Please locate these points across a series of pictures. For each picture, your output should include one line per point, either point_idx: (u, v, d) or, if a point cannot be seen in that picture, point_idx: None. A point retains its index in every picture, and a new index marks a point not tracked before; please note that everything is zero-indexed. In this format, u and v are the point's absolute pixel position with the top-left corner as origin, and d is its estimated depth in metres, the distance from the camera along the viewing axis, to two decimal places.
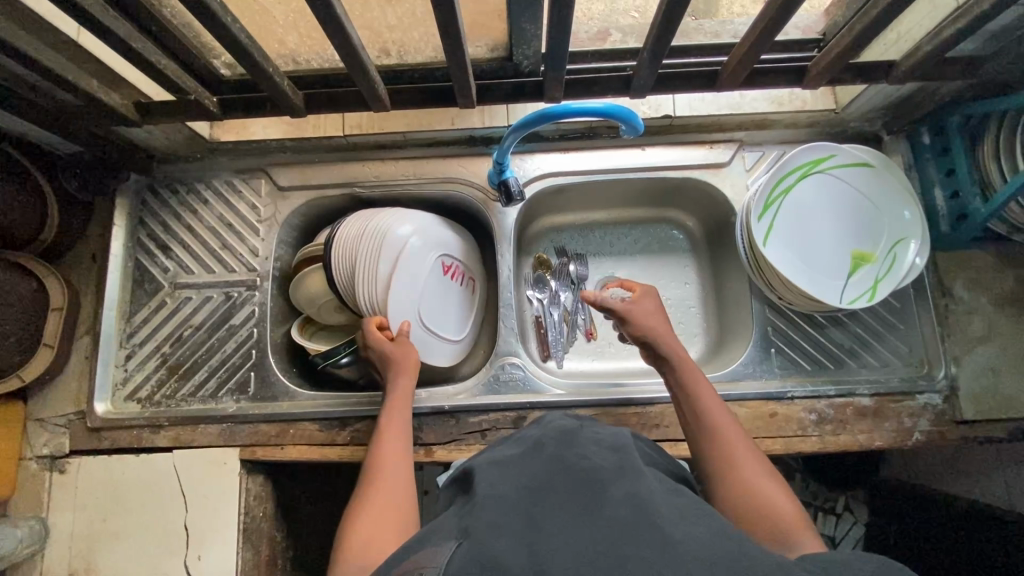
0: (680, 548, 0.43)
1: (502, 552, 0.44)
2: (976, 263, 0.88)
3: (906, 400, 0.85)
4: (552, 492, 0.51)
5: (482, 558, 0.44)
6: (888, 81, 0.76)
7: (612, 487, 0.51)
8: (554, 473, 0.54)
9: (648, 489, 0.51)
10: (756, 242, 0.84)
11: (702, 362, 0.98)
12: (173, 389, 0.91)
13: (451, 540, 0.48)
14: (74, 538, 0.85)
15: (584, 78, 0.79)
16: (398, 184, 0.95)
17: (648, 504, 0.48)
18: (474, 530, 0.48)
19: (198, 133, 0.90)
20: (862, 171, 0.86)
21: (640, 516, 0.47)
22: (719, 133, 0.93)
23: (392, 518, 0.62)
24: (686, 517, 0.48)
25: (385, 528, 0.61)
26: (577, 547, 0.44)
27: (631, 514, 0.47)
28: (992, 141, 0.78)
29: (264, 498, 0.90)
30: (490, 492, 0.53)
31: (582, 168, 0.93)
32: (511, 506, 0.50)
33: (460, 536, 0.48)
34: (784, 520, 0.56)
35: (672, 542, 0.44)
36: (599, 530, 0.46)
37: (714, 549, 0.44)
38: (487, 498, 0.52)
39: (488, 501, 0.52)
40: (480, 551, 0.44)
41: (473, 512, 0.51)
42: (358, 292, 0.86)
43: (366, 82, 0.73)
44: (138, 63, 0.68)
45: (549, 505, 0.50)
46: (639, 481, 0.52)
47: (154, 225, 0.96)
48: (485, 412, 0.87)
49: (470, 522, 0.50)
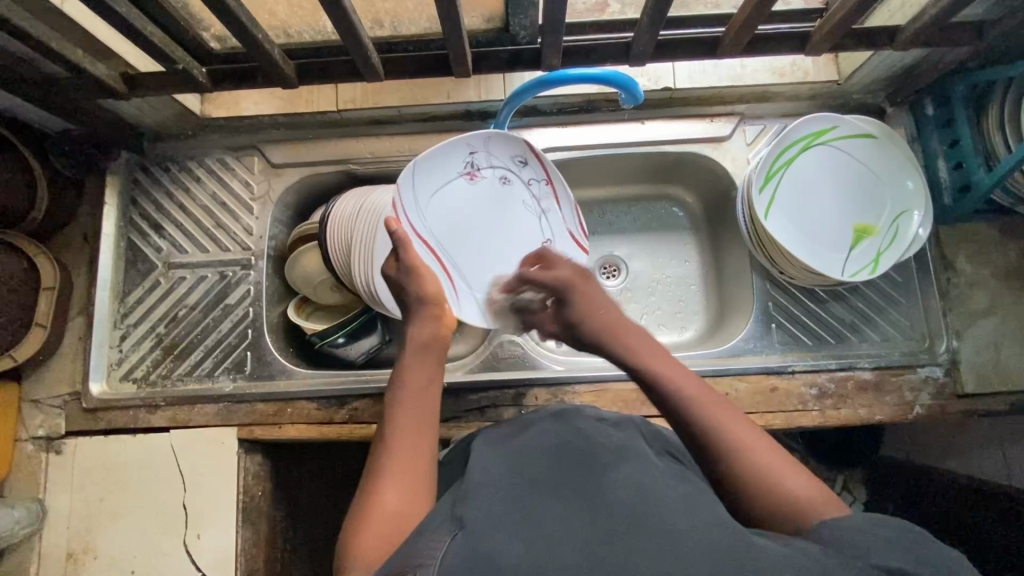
0: (687, 540, 0.41)
1: (499, 541, 0.43)
2: (979, 236, 0.87)
3: (906, 373, 0.85)
4: (546, 483, 0.50)
5: (475, 550, 0.42)
6: (893, 47, 0.74)
7: (613, 471, 0.51)
8: (550, 469, 0.53)
9: (649, 474, 0.51)
10: (758, 215, 0.83)
11: (703, 339, 0.97)
12: (168, 369, 0.90)
13: (445, 532, 0.46)
14: (72, 519, 0.85)
15: (582, 47, 0.77)
16: (393, 160, 0.94)
17: (647, 492, 0.47)
18: (469, 522, 0.46)
19: (189, 109, 0.89)
20: (865, 143, 0.85)
21: (639, 506, 0.45)
22: (719, 106, 0.91)
23: (412, 479, 0.55)
24: (689, 502, 0.46)
25: (405, 495, 0.54)
26: (576, 538, 0.42)
27: (631, 496, 0.47)
28: (996, 111, 0.77)
29: (262, 477, 0.89)
30: (482, 485, 0.52)
31: (582, 142, 0.92)
32: (506, 497, 0.49)
33: (454, 530, 0.46)
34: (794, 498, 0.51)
35: (679, 534, 0.42)
36: (599, 512, 0.45)
37: (724, 540, 0.41)
38: (480, 490, 0.51)
39: (480, 493, 0.50)
40: (474, 544, 0.43)
41: (468, 502, 0.49)
42: (354, 268, 0.85)
43: (360, 52, 0.71)
44: (124, 30, 0.66)
45: (545, 499, 0.48)
46: (639, 473, 0.51)
47: (146, 204, 0.94)
48: (484, 390, 0.87)
49: (464, 512, 0.48)
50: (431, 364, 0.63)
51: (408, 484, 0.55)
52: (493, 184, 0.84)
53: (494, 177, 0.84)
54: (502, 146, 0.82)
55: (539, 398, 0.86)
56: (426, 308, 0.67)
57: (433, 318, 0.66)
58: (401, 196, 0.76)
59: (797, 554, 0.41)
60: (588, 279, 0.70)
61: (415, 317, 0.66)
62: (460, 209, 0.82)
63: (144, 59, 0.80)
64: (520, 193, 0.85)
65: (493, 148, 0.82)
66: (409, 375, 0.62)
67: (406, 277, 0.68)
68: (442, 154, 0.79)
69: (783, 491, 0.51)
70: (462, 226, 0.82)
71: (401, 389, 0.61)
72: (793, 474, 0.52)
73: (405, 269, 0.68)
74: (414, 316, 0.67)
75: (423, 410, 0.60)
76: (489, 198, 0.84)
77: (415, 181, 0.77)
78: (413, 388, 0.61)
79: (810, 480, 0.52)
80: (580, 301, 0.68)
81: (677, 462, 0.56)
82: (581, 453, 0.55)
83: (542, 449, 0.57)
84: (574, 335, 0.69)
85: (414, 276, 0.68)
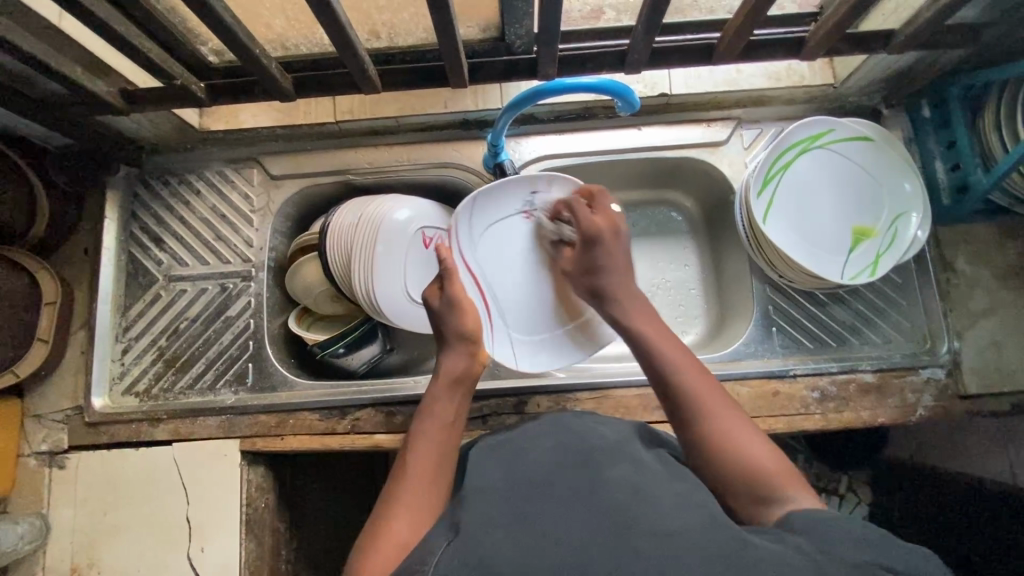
0: (683, 540, 0.42)
1: (493, 548, 0.43)
2: (977, 236, 0.87)
3: (908, 375, 0.84)
4: (542, 484, 0.51)
5: (470, 559, 0.43)
6: (887, 51, 0.75)
7: (608, 471, 0.51)
8: (544, 470, 0.53)
9: (643, 474, 0.51)
10: (756, 219, 0.83)
11: (704, 343, 0.97)
12: (171, 383, 0.91)
13: (443, 538, 0.47)
14: (76, 533, 0.85)
15: (578, 55, 0.78)
16: (392, 170, 0.94)
17: (642, 493, 0.48)
18: (465, 529, 0.46)
19: (188, 122, 0.89)
20: (862, 146, 0.85)
21: (632, 508, 0.46)
22: (716, 111, 0.92)
23: (424, 507, 0.56)
24: (682, 504, 0.46)
25: (416, 523, 0.54)
26: (570, 542, 0.43)
27: (624, 498, 0.47)
28: (993, 111, 0.77)
29: (266, 489, 0.89)
30: (479, 488, 0.52)
31: (579, 149, 0.92)
32: (500, 501, 0.49)
33: (453, 536, 0.46)
34: (762, 475, 0.52)
35: (673, 537, 0.42)
36: (592, 515, 0.45)
37: (718, 540, 0.42)
38: (477, 494, 0.51)
39: (477, 498, 0.50)
40: (472, 549, 0.43)
41: (466, 508, 0.50)
42: (354, 279, 0.85)
43: (356, 64, 0.71)
44: (122, 46, 0.67)
45: (541, 501, 0.48)
46: (635, 474, 0.51)
47: (146, 218, 0.95)
48: (486, 398, 0.87)
49: (462, 517, 0.48)
50: (455, 400, 0.65)
51: (418, 507, 0.55)
52: (543, 227, 0.85)
53: (547, 222, 0.85)
54: (557, 191, 0.83)
55: (541, 405, 0.86)
56: (462, 342, 0.69)
57: (470, 353, 0.68)
58: (456, 227, 0.81)
59: (785, 550, 0.42)
60: (619, 235, 0.74)
61: (447, 347, 0.69)
62: (503, 246, 0.84)
63: (144, 75, 0.81)
64: (560, 236, 0.85)
65: (552, 190, 0.83)
66: (433, 407, 0.64)
67: (446, 310, 0.71)
68: (502, 195, 0.83)
69: (756, 470, 0.53)
70: (501, 261, 0.84)
71: (427, 419, 0.63)
72: (766, 450, 0.54)
73: (446, 303, 0.71)
74: (447, 346, 0.69)
75: (443, 443, 0.61)
76: (535, 239, 0.85)
77: (471, 217, 0.82)
78: (437, 422, 0.63)
79: (780, 459, 0.54)
80: (607, 253, 0.72)
81: (673, 462, 0.56)
82: (576, 453, 0.56)
83: (542, 451, 0.57)
84: (588, 281, 0.74)
85: (456, 311, 0.70)
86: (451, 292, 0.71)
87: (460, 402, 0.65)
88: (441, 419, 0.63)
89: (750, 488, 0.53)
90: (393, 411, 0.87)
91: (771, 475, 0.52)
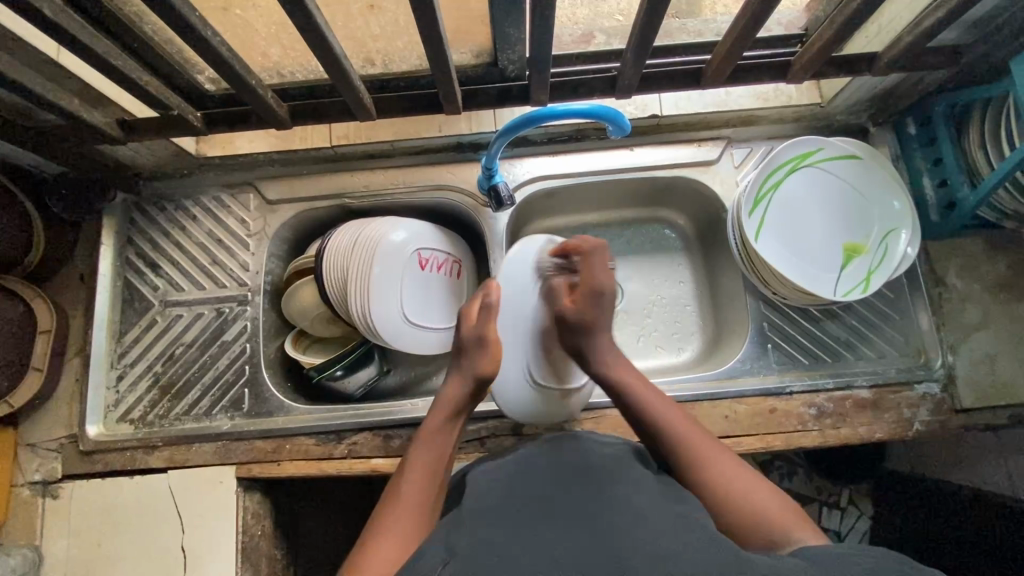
0: (678, 556, 0.42)
1: (492, 561, 0.43)
2: (968, 250, 0.88)
3: (905, 390, 0.85)
4: (545, 503, 0.51)
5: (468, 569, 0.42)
6: (872, 72, 0.77)
7: (609, 489, 0.52)
8: (547, 492, 0.53)
9: (643, 496, 0.52)
10: (748, 237, 0.84)
11: (700, 360, 0.97)
12: (166, 409, 0.90)
13: (439, 557, 0.46)
14: (69, 564, 0.83)
15: (569, 81, 0.79)
16: (387, 193, 0.95)
17: (642, 512, 0.48)
18: (463, 546, 0.46)
19: (185, 149, 0.90)
20: (850, 164, 0.87)
21: (632, 524, 0.46)
22: (706, 131, 0.93)
23: (411, 527, 0.57)
24: (684, 524, 0.46)
25: (402, 542, 0.56)
26: (570, 553, 0.43)
27: (625, 515, 0.48)
28: (977, 128, 0.78)
29: (262, 515, 0.89)
30: (477, 511, 0.52)
31: (572, 170, 0.93)
32: (500, 520, 0.49)
33: (447, 557, 0.45)
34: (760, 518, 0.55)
35: (672, 552, 0.42)
36: (592, 530, 0.46)
37: (713, 557, 0.42)
38: (473, 518, 0.50)
39: (477, 519, 0.50)
40: (468, 561, 0.43)
41: (462, 531, 0.49)
42: (350, 302, 0.85)
43: (350, 91, 0.72)
44: (119, 80, 0.68)
45: (540, 520, 0.48)
46: (634, 496, 0.51)
47: (143, 244, 0.95)
48: (484, 420, 0.86)
49: (460, 539, 0.47)
50: (451, 428, 0.68)
51: (408, 527, 0.57)
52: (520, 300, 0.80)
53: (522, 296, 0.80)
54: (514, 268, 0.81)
55: (539, 427, 0.86)
56: (466, 367, 0.72)
57: (469, 384, 0.71)
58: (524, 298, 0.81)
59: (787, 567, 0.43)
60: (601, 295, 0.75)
61: (454, 373, 0.72)
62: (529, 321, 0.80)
63: (140, 105, 0.82)
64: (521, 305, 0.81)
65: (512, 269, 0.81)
66: (427, 430, 0.67)
67: (473, 345, 0.72)
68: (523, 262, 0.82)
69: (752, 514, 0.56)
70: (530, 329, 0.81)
71: (421, 441, 0.66)
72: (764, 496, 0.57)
73: (477, 336, 0.72)
74: (455, 373, 0.72)
75: (434, 466, 0.64)
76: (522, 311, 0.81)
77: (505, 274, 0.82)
78: (431, 447, 0.65)
79: (778, 500, 0.57)
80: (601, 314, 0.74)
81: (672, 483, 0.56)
82: (577, 473, 0.56)
83: (542, 473, 0.57)
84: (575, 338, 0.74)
85: (483, 348, 0.72)
86: (484, 327, 0.72)
87: (456, 431, 0.69)
88: (431, 442, 0.66)
89: (767, 528, 0.54)
90: (390, 434, 0.87)
91: (767, 514, 0.55)
